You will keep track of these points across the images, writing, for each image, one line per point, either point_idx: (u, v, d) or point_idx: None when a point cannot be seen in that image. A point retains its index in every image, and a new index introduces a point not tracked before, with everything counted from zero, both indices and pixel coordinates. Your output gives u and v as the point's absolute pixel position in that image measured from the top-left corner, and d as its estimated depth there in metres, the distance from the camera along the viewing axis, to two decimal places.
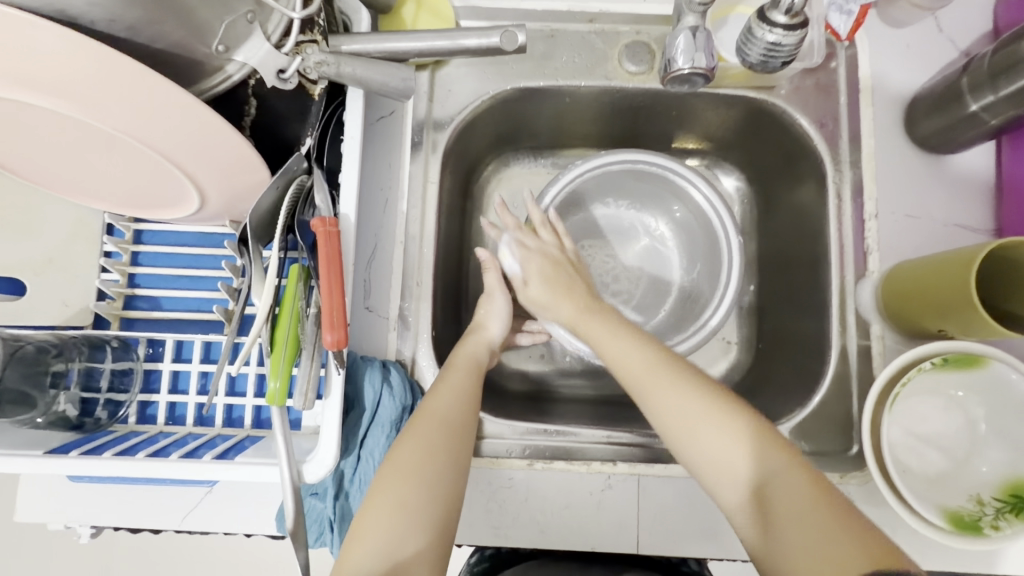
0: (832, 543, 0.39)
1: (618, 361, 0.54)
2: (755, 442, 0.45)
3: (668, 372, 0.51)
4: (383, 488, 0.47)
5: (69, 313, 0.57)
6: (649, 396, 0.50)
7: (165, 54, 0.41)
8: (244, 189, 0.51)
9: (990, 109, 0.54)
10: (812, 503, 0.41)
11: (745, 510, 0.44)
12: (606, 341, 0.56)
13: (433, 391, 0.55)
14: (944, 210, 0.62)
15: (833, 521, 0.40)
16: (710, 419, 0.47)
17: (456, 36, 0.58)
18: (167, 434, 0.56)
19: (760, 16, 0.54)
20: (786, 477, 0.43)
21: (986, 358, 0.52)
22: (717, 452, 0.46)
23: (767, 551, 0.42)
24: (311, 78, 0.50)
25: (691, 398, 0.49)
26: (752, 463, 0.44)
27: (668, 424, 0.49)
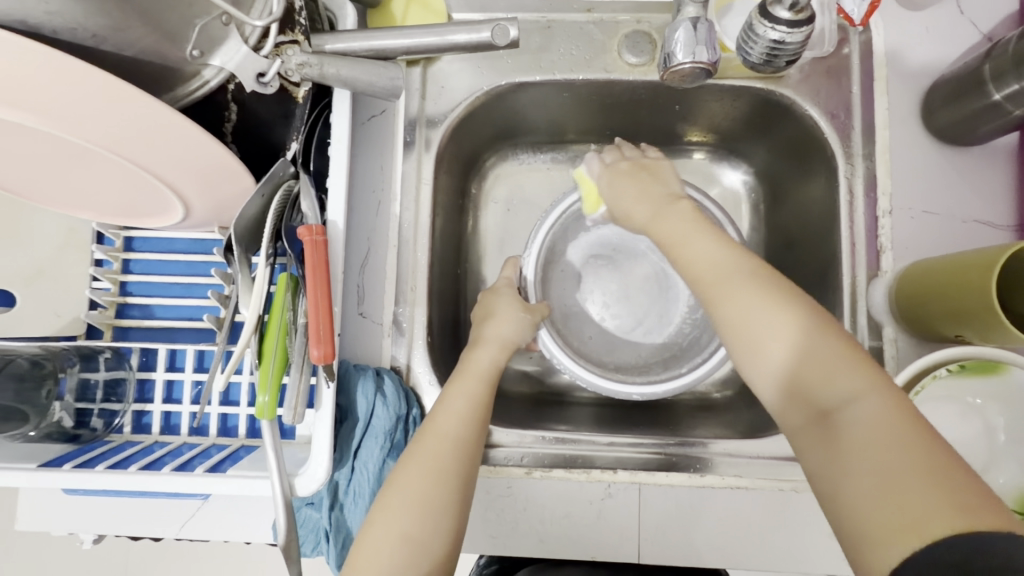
0: (910, 483, 0.34)
1: (690, 263, 0.49)
2: (844, 363, 0.41)
3: (756, 277, 0.46)
4: (387, 513, 0.46)
5: (61, 324, 0.56)
6: (721, 300, 0.46)
7: (136, 62, 0.39)
8: (229, 197, 0.50)
9: (1014, 99, 0.51)
10: (898, 435, 0.36)
11: (816, 431, 0.41)
12: (676, 245, 0.51)
13: (441, 405, 0.53)
14: (962, 206, 0.59)
15: (920, 459, 0.35)
16: (794, 333, 0.42)
17: (446, 32, 0.55)
18: (163, 445, 0.56)
19: (761, 11, 0.50)
20: (875, 407, 0.38)
21: (1004, 366, 0.51)
22: (797, 368, 0.42)
23: (832, 473, 0.38)
24: (292, 80, 0.48)
25: (772, 309, 0.43)
26: (835, 386, 0.40)
27: (739, 331, 0.45)
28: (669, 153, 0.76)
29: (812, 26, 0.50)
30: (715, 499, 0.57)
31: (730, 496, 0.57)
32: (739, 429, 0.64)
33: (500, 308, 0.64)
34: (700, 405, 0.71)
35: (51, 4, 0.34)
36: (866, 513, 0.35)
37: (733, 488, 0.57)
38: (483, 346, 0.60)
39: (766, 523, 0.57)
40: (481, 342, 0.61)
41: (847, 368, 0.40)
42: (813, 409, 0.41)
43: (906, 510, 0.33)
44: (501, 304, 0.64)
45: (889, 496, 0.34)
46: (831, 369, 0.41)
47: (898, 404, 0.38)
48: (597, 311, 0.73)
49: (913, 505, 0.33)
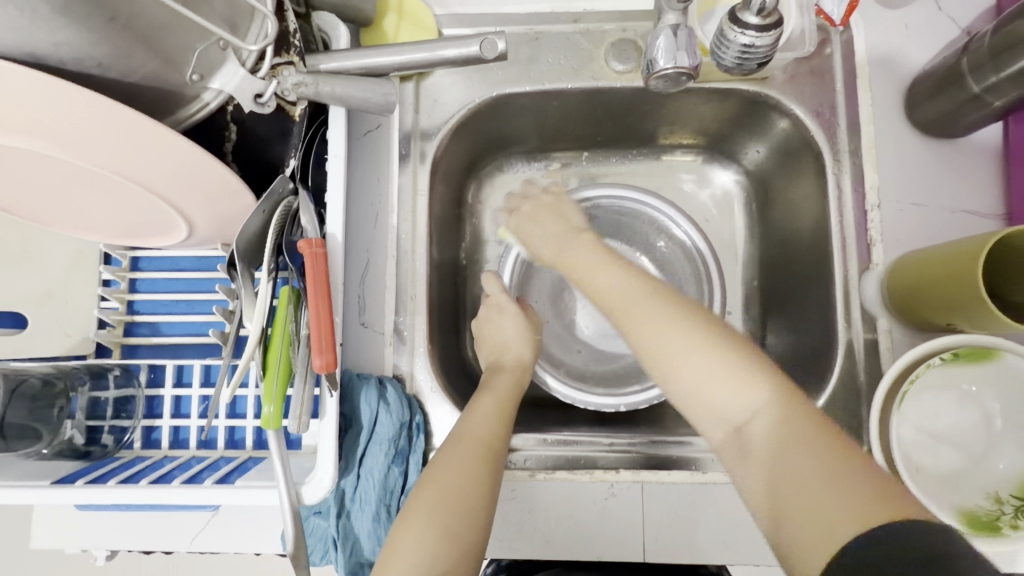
0: (822, 493, 0.36)
1: (596, 287, 0.53)
2: (738, 379, 0.44)
3: (650, 307, 0.49)
4: (423, 510, 0.48)
5: (71, 344, 0.58)
6: (629, 327, 0.50)
7: (139, 88, 0.41)
8: (231, 215, 0.51)
9: (993, 91, 0.52)
10: (803, 443, 0.39)
11: (734, 451, 0.43)
12: (586, 268, 0.55)
13: (472, 413, 0.56)
14: (950, 197, 0.59)
15: (822, 467, 0.37)
16: (704, 357, 0.45)
17: (436, 47, 0.57)
18: (172, 459, 0.57)
19: (730, 18, 0.51)
20: (770, 421, 0.41)
21: (1000, 352, 0.51)
22: (703, 388, 0.45)
23: (752, 494, 0.41)
24: (289, 100, 0.49)
25: (673, 332, 0.47)
26: (738, 403, 0.43)
27: (653, 357, 0.48)
28: (660, 155, 0.77)
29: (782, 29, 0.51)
30: (718, 495, 0.58)
31: (732, 491, 0.58)
32: None
33: (503, 325, 0.67)
34: None
35: (59, 35, 0.35)
36: (789, 529, 0.37)
37: None
38: (504, 372, 0.63)
39: None
40: (502, 368, 0.63)
41: (761, 395, 0.43)
42: (728, 429, 0.44)
43: (818, 516, 0.36)
44: (508, 330, 0.67)
45: (801, 508, 0.37)
46: (732, 388, 0.44)
47: (793, 414, 0.41)
48: (585, 319, 0.77)
49: (827, 516, 0.35)
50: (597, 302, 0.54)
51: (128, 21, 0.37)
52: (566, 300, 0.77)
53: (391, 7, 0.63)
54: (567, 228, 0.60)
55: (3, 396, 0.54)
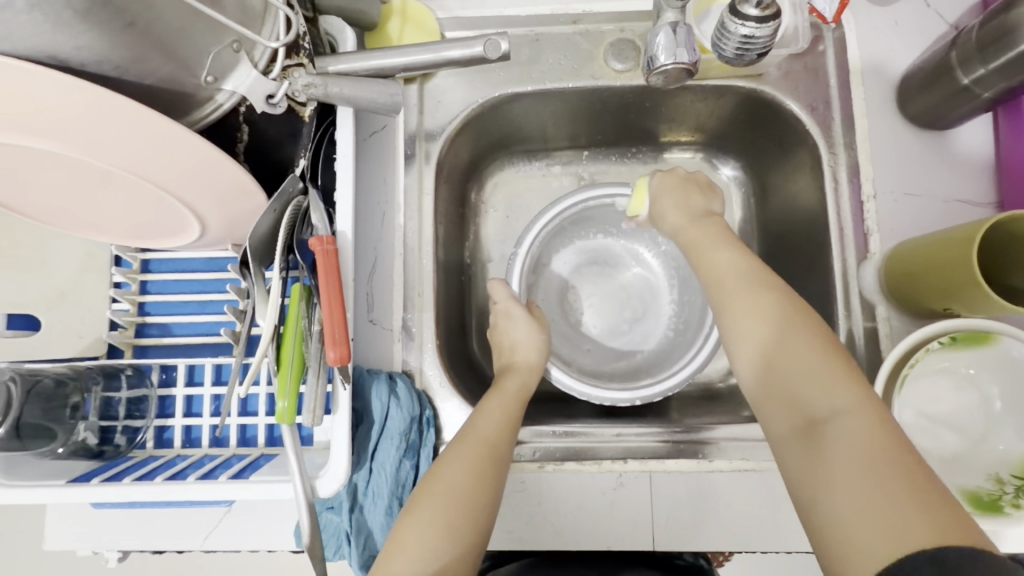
0: (885, 501, 0.36)
1: (709, 266, 0.54)
2: (824, 374, 0.44)
3: (762, 293, 0.49)
4: (428, 506, 0.49)
5: (83, 345, 0.58)
6: (730, 307, 0.50)
7: (156, 90, 0.42)
8: (243, 214, 0.52)
9: (981, 82, 0.54)
10: (872, 451, 0.39)
11: (798, 440, 0.43)
12: (701, 251, 0.55)
13: (480, 414, 0.57)
14: (944, 187, 0.61)
15: (896, 478, 0.37)
16: (793, 343, 0.46)
17: (441, 48, 0.58)
18: (185, 457, 0.58)
19: (731, 10, 0.53)
20: (856, 422, 0.41)
21: (996, 336, 0.52)
22: (787, 376, 0.45)
23: (807, 485, 0.41)
24: (299, 101, 0.50)
25: (770, 320, 0.48)
26: (820, 398, 0.43)
27: (743, 335, 0.49)
28: (660, 153, 0.79)
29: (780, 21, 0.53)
30: (724, 483, 0.59)
31: (738, 479, 0.59)
32: (743, 415, 0.66)
33: (511, 328, 0.67)
34: (705, 395, 0.73)
35: (80, 39, 0.37)
36: (841, 526, 0.38)
37: (741, 471, 0.59)
38: (513, 375, 0.64)
39: (774, 504, 0.58)
40: (512, 370, 0.65)
41: (842, 391, 0.42)
42: (798, 420, 0.44)
43: (876, 531, 0.36)
44: (519, 333, 0.67)
45: (860, 510, 0.37)
46: (814, 383, 0.44)
47: (877, 420, 0.41)
48: (593, 317, 0.78)
49: (888, 518, 0.36)
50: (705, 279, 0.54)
51: (145, 25, 0.38)
52: (574, 298, 0.78)
53: (395, 12, 0.65)
54: (701, 211, 0.59)
55: (19, 396, 0.54)
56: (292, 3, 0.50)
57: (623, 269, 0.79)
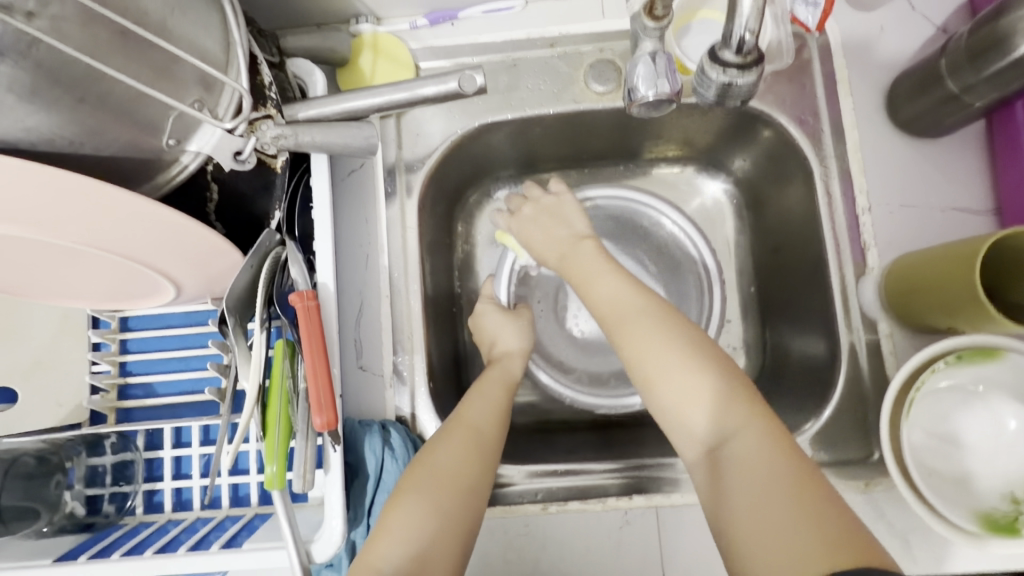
0: (784, 521, 0.38)
1: (596, 301, 0.57)
2: (720, 401, 0.46)
3: (652, 323, 0.51)
4: (417, 488, 0.48)
5: (63, 413, 0.57)
6: (623, 341, 0.52)
7: (116, 160, 0.40)
8: (218, 272, 0.50)
9: (971, 92, 0.52)
10: (765, 472, 0.41)
11: (703, 467, 0.45)
12: (586, 284, 0.58)
13: (468, 404, 0.57)
14: (940, 195, 0.59)
15: (791, 499, 0.39)
16: (682, 367, 0.48)
17: (414, 86, 0.56)
18: (177, 523, 0.55)
19: (710, 56, 0.48)
20: (748, 442, 0.43)
21: (1003, 350, 0.50)
22: (681, 406, 0.47)
23: (714, 512, 0.43)
24: (270, 153, 0.49)
25: (660, 348, 0.49)
26: (709, 424, 0.45)
27: (632, 364, 0.51)
28: (648, 168, 0.77)
29: (762, 66, 0.47)
30: None
31: None
32: None
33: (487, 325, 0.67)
34: None
35: (27, 120, 0.35)
36: (750, 544, 0.38)
37: None
38: (495, 366, 0.63)
39: None
40: (494, 360, 0.64)
41: (737, 417, 0.45)
42: (699, 447, 0.46)
43: (777, 552, 0.37)
44: (495, 324, 0.67)
45: (755, 534, 0.38)
46: (707, 409, 0.46)
47: (773, 441, 0.43)
48: (585, 325, 0.76)
49: (790, 543, 0.37)
50: (597, 313, 0.57)
51: (97, 99, 0.37)
52: (564, 308, 0.76)
53: (366, 46, 0.63)
54: (572, 236, 0.63)
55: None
56: (256, 53, 0.48)
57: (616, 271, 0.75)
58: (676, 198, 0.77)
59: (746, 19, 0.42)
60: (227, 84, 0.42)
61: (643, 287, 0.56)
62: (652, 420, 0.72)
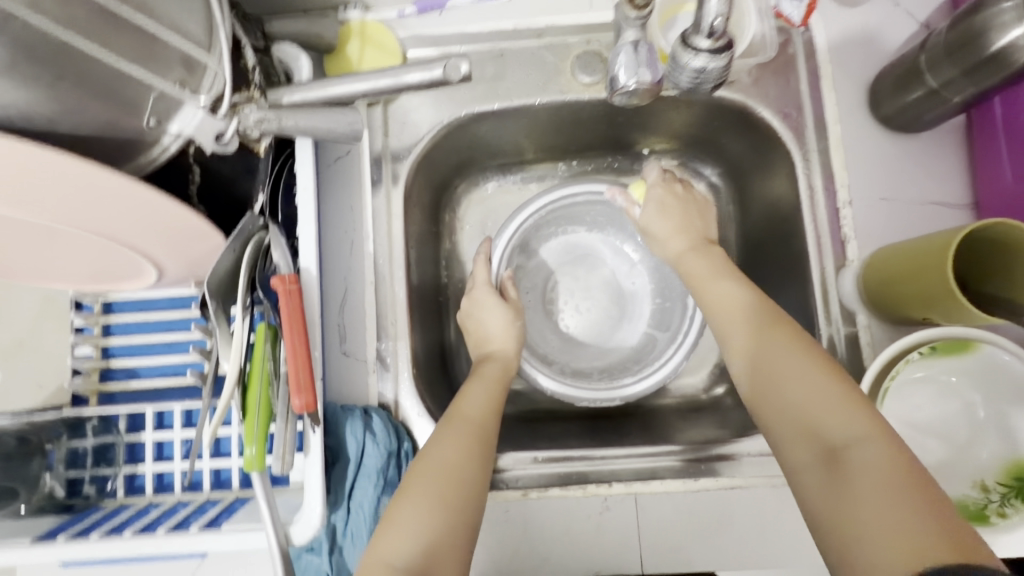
0: (908, 517, 0.34)
1: (711, 303, 0.54)
2: (837, 400, 0.42)
3: (790, 340, 0.47)
4: (420, 478, 0.48)
5: (44, 395, 0.58)
6: (737, 347, 0.50)
7: (95, 139, 0.40)
8: (200, 255, 0.50)
9: (949, 87, 0.53)
10: (889, 471, 0.37)
11: (821, 472, 0.40)
12: (703, 285, 0.56)
13: (465, 397, 0.57)
14: (919, 189, 0.60)
15: (919, 497, 0.35)
16: (812, 370, 0.44)
17: (399, 73, 0.57)
18: (157, 505, 0.56)
19: (681, 41, 0.48)
20: (874, 445, 0.39)
21: (975, 342, 0.51)
22: (801, 403, 0.43)
23: (836, 519, 0.38)
24: (252, 137, 0.49)
25: (790, 351, 0.46)
26: (836, 426, 0.41)
27: (754, 377, 0.47)
28: (635, 161, 0.77)
29: (733, 52, 0.48)
30: (710, 501, 0.58)
31: (724, 497, 0.58)
32: (729, 429, 0.65)
33: (477, 315, 0.67)
34: (691, 407, 0.72)
35: (4, 95, 0.35)
36: (873, 548, 0.34)
37: (727, 489, 0.58)
38: (492, 361, 0.63)
39: (761, 520, 0.58)
40: (489, 357, 0.64)
41: (853, 424, 0.40)
42: (818, 449, 0.41)
43: (898, 551, 0.33)
44: (491, 318, 0.66)
45: (886, 531, 0.34)
46: (820, 411, 0.42)
47: (889, 436, 0.39)
48: (572, 316, 0.76)
49: (917, 548, 0.33)
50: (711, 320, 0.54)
51: (76, 77, 0.36)
52: (552, 300, 0.77)
53: (354, 33, 0.63)
54: (698, 235, 0.62)
55: None
56: (239, 36, 0.48)
57: (601, 265, 0.77)
58: None
59: (713, 6, 0.43)
60: (209, 65, 0.43)
61: (761, 290, 0.53)
62: (635, 411, 0.72)
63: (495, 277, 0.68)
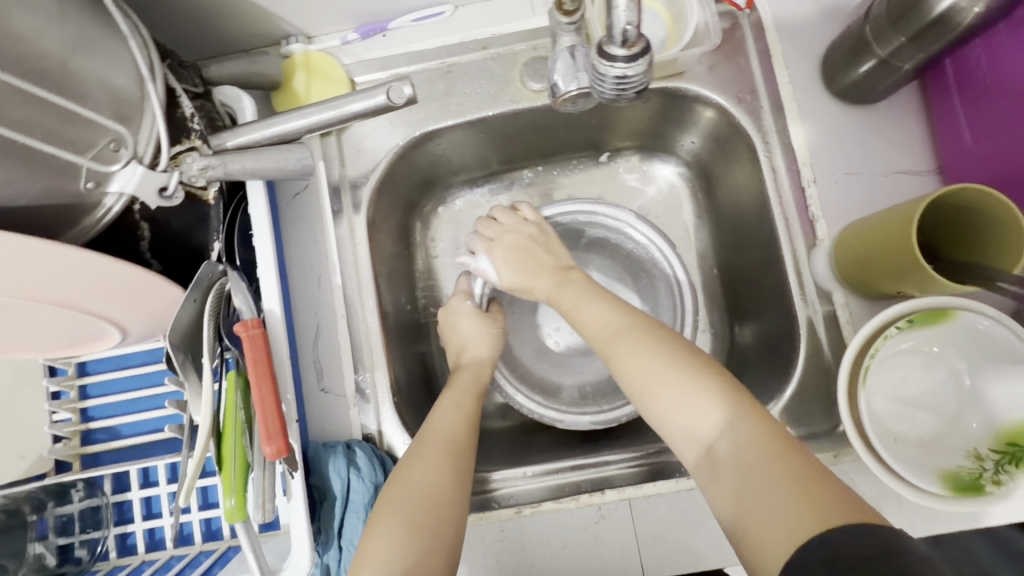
0: (779, 493, 0.37)
1: (564, 296, 0.56)
2: (659, 362, 0.46)
3: (603, 312, 0.52)
4: (391, 508, 0.47)
5: (26, 466, 0.57)
6: (575, 309, 0.55)
7: (33, 210, 0.39)
8: (162, 310, 0.50)
9: (899, 55, 0.53)
10: (757, 461, 0.39)
11: (686, 444, 0.44)
12: (575, 308, 0.55)
13: (435, 414, 0.56)
14: (882, 160, 0.59)
15: (795, 481, 0.37)
16: (644, 348, 0.48)
17: (345, 103, 0.56)
18: (151, 563, 0.55)
19: (596, 51, 0.44)
20: (724, 420, 0.42)
21: (955, 311, 0.50)
22: (636, 369, 0.47)
23: (735, 523, 0.39)
24: (198, 185, 0.48)
25: (659, 367, 0.46)
26: (662, 382, 0.45)
27: (600, 340, 0.51)
28: (601, 161, 0.77)
29: (652, 54, 0.44)
30: (705, 498, 0.57)
31: None
32: None
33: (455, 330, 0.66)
34: None
35: None
36: (758, 530, 0.37)
37: None
38: (465, 371, 0.63)
39: None
40: (463, 368, 0.64)
41: (708, 391, 0.44)
42: (672, 426, 0.45)
43: (779, 526, 0.36)
44: (467, 328, 0.66)
45: (764, 510, 0.37)
46: (686, 397, 0.44)
47: (748, 407, 0.42)
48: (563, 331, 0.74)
49: (789, 532, 0.35)
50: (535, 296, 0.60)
51: (3, 150, 0.35)
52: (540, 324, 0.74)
53: (298, 66, 0.63)
54: (557, 266, 0.60)
55: None
56: (174, 86, 0.48)
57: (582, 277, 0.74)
58: (630, 188, 0.77)
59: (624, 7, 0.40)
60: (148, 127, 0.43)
61: (630, 307, 0.53)
62: None
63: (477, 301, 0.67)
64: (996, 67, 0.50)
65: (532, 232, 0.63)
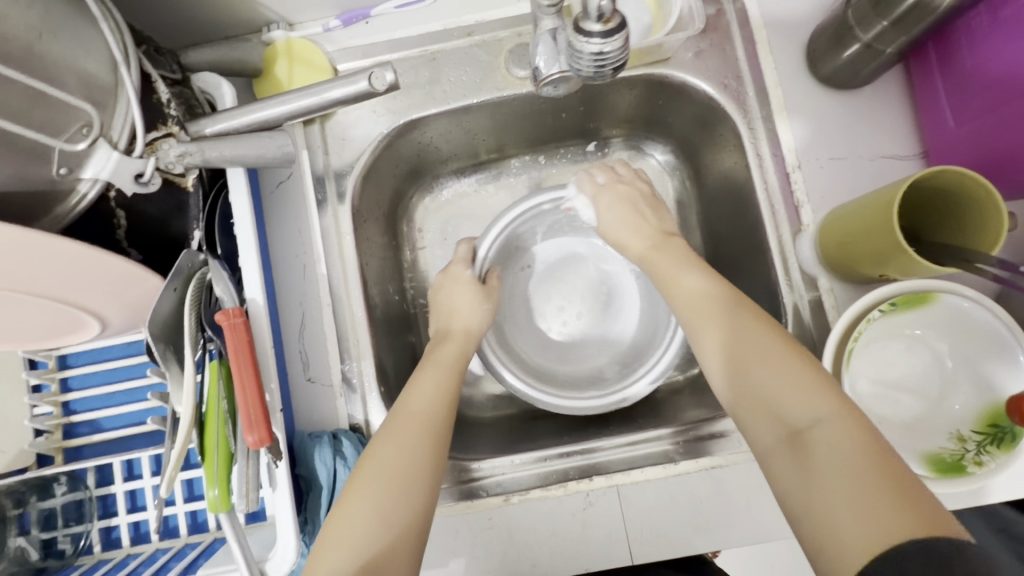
0: (859, 479, 0.36)
1: (664, 263, 0.56)
2: (755, 334, 0.46)
3: (699, 284, 0.52)
4: (362, 489, 0.46)
5: (7, 460, 0.56)
6: (669, 279, 0.54)
7: (5, 197, 0.39)
8: (141, 300, 0.49)
9: (881, 38, 0.53)
10: (855, 449, 0.38)
11: (757, 414, 0.43)
12: (671, 273, 0.55)
13: (413, 389, 0.55)
14: (867, 145, 0.60)
15: (877, 474, 0.36)
16: (734, 320, 0.48)
17: (326, 89, 0.56)
18: (135, 556, 0.55)
19: (572, 28, 0.44)
20: (806, 396, 0.41)
21: (936, 294, 0.50)
22: (729, 340, 0.47)
23: (800, 499, 0.39)
24: (176, 172, 0.47)
25: (756, 334, 0.46)
26: (756, 354, 0.45)
27: (691, 310, 0.51)
28: (590, 150, 0.76)
29: (628, 30, 0.44)
30: (692, 483, 0.58)
31: (706, 478, 0.58)
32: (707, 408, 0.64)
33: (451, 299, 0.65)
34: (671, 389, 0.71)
35: None
36: (828, 512, 0.36)
37: (708, 469, 0.58)
38: (449, 342, 0.61)
39: (747, 496, 0.57)
40: (447, 338, 0.62)
41: (790, 370, 0.43)
42: (753, 396, 0.44)
43: (854, 516, 0.35)
44: (460, 299, 0.65)
45: (841, 492, 0.36)
46: (782, 368, 0.43)
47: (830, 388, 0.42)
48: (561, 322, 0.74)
49: (864, 517, 0.35)
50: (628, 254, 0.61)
51: None
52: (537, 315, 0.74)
53: (280, 53, 0.62)
54: (658, 230, 0.60)
55: None
56: (150, 72, 0.47)
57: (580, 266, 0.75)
58: None
59: None
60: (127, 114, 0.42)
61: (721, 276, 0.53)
62: None
63: (478, 270, 0.66)
64: (976, 51, 0.50)
65: (623, 195, 0.63)
